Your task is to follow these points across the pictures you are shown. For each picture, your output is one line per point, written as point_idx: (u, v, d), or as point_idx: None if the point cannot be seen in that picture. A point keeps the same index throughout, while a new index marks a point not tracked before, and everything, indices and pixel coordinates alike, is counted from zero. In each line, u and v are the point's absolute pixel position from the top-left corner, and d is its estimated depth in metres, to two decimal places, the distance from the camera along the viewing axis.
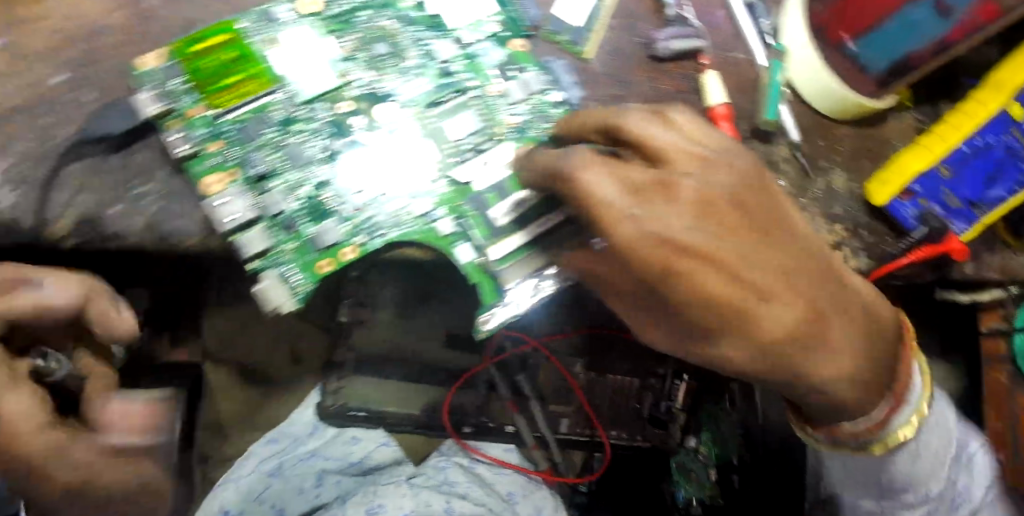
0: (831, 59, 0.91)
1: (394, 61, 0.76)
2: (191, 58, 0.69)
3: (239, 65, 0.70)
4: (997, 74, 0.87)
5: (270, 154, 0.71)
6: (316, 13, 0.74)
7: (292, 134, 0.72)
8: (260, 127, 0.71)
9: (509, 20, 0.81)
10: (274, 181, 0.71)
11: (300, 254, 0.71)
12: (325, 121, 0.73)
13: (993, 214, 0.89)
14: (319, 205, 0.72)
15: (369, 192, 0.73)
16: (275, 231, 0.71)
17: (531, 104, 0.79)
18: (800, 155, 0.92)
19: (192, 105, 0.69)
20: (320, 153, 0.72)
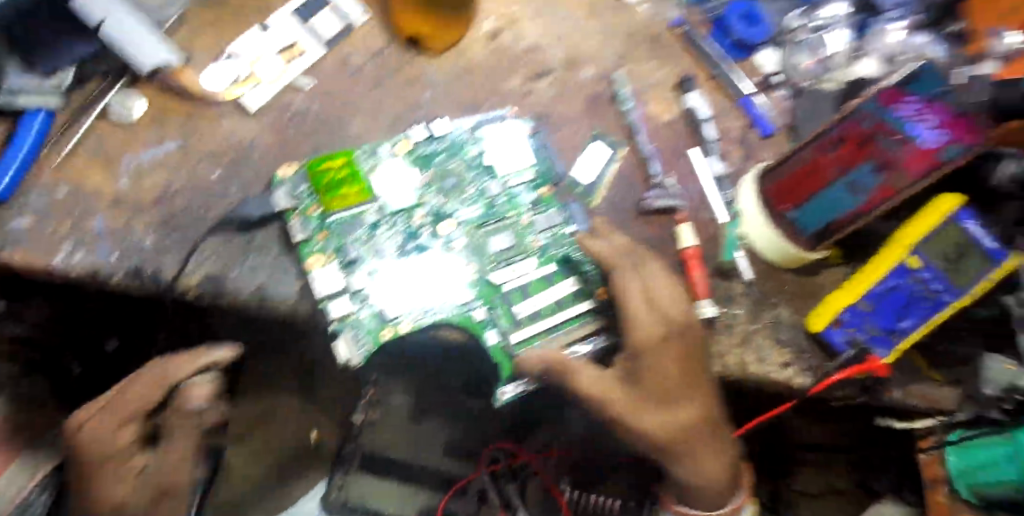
0: (775, 222, 1.18)
1: (456, 192, 1.03)
2: (316, 171, 0.95)
3: (348, 182, 0.95)
4: (900, 233, 1.13)
5: (360, 247, 0.95)
6: (405, 152, 1.02)
7: (377, 235, 0.96)
8: (356, 227, 0.95)
9: (542, 173, 1.08)
10: (358, 267, 0.94)
11: (368, 323, 0.92)
12: (401, 228, 0.98)
13: (905, 340, 1.14)
14: (390, 288, 0.94)
15: (427, 284, 0.96)
16: (353, 304, 0.92)
17: (551, 233, 1.05)
18: (753, 290, 1.20)
19: (311, 204, 0.94)
20: (395, 251, 0.96)
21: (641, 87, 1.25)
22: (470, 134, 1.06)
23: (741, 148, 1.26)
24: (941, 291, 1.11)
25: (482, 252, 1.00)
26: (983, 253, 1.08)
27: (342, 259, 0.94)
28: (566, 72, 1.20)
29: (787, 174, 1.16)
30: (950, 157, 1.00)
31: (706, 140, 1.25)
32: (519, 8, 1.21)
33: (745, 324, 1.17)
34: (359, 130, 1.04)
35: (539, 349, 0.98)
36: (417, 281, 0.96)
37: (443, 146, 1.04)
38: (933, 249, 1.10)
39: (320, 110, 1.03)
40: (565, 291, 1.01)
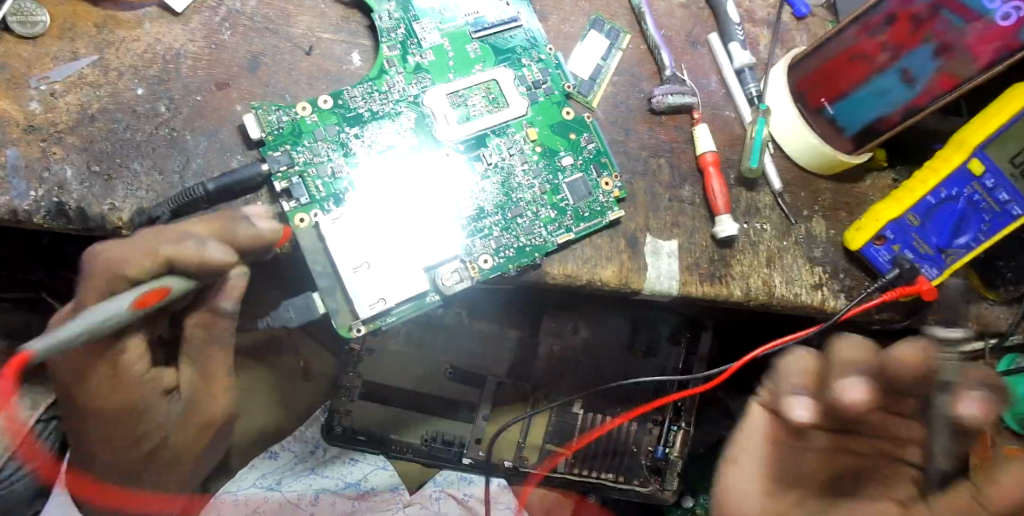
0: (811, 121, 1.03)
1: (444, 46, 0.86)
2: (328, 103, 0.81)
3: (371, 79, 0.83)
4: (963, 131, 0.95)
5: (332, 129, 0.81)
6: None
7: (356, 99, 0.82)
8: (341, 102, 0.82)
9: (553, 78, 0.89)
10: (323, 144, 0.81)
11: (319, 186, 0.79)
12: (375, 89, 0.83)
13: (960, 260, 0.98)
14: (365, 154, 0.81)
15: (428, 221, 0.80)
16: (298, 161, 0.79)
17: (544, 70, 0.89)
18: (782, 202, 1.00)
19: (285, 116, 0.80)
20: (371, 113, 0.82)
21: None
22: (458, 19, 0.88)
23: (768, 32, 1.09)
24: (1003, 202, 0.96)
25: (463, 70, 0.86)
26: None
27: (311, 142, 0.80)
28: None
29: (825, 60, 1.00)
30: None
31: (729, 23, 1.03)
32: None
33: (771, 242, 0.99)
34: (307, 28, 0.86)
35: (468, 248, 0.81)
36: (421, 230, 0.79)
37: (429, 58, 0.85)
38: (998, 151, 0.94)
39: (266, 11, 0.86)
40: (531, 134, 0.86)
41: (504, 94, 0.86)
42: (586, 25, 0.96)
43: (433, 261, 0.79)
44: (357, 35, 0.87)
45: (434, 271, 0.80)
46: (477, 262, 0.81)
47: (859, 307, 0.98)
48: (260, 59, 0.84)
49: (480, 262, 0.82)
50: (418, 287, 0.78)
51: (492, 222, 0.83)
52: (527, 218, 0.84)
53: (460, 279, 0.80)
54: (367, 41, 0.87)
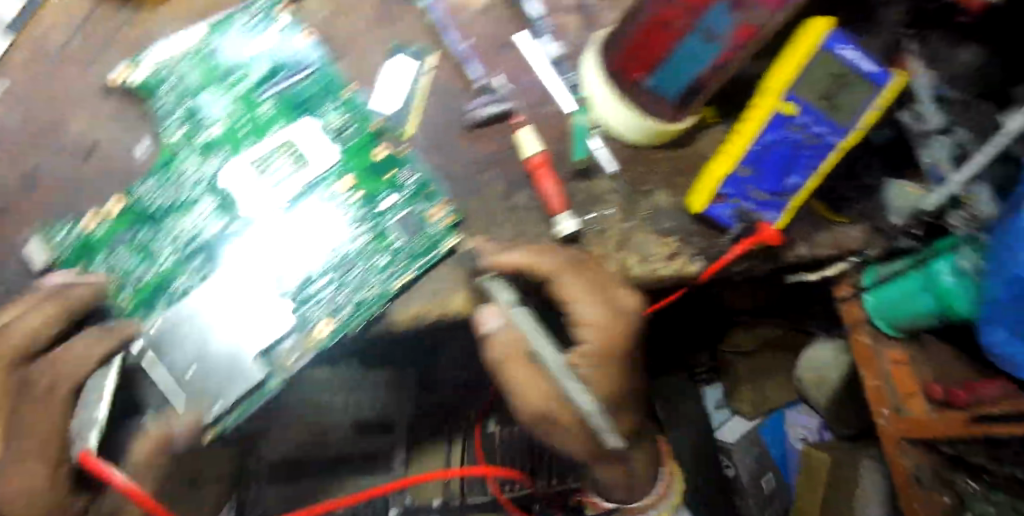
0: (636, 97, 0.99)
1: (233, 116, 0.83)
2: (117, 208, 0.79)
3: (158, 170, 0.81)
4: (770, 75, 0.96)
5: (129, 232, 0.79)
6: (144, 81, 0.82)
7: (147, 195, 0.80)
8: (133, 200, 0.80)
9: (357, 121, 0.87)
10: (123, 248, 0.79)
11: (128, 291, 0.78)
12: (163, 179, 0.80)
13: (796, 198, 1.03)
14: (173, 249, 0.79)
15: (252, 302, 0.76)
16: (99, 275, 0.78)
17: (346, 113, 0.87)
18: (621, 185, 1.04)
19: (72, 234, 0.79)
20: (168, 204, 0.79)
21: None
22: (241, 84, 0.84)
23: (575, 16, 1.09)
24: (822, 136, 0.98)
25: (258, 134, 0.83)
26: (864, 79, 0.94)
27: (106, 251, 0.79)
28: None
29: (632, 35, 0.96)
30: None
31: (533, 19, 1.05)
32: None
33: (618, 225, 1.02)
34: (86, 127, 0.83)
35: (303, 318, 0.79)
36: (241, 315, 0.75)
37: (218, 132, 0.82)
38: (806, 89, 0.96)
39: (40, 124, 0.83)
40: (346, 182, 0.84)
41: (305, 150, 0.84)
42: (387, 54, 0.92)
43: (264, 343, 0.76)
44: (140, 123, 0.84)
45: (272, 352, 0.77)
46: (315, 331, 0.79)
47: (716, 264, 1.02)
48: (46, 175, 0.81)
49: (318, 329, 0.79)
50: (256, 373, 0.75)
51: (322, 284, 0.81)
52: (359, 270, 0.82)
53: (303, 353, 0.78)
54: (152, 126, 0.83)
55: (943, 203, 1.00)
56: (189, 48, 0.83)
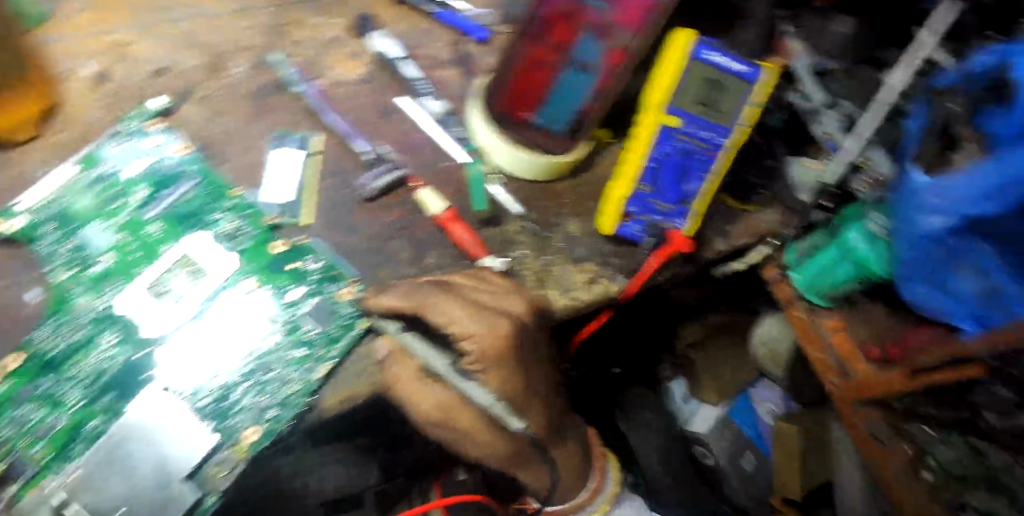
0: (519, 135, 1.05)
1: (125, 240, 0.82)
2: (14, 360, 0.73)
3: (56, 310, 0.77)
4: (648, 94, 1.01)
5: (32, 382, 0.73)
6: (21, 226, 0.80)
7: (47, 339, 0.75)
8: (32, 348, 0.75)
9: (251, 219, 0.87)
10: (25, 402, 0.72)
11: (32, 448, 0.70)
12: (62, 319, 0.76)
13: (699, 201, 1.06)
14: (80, 389, 0.74)
15: (169, 427, 0.72)
16: (1, 438, 0.71)
17: (240, 214, 0.87)
18: (531, 224, 1.04)
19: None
20: (69, 344, 0.75)
21: (311, 58, 1.05)
22: (125, 209, 0.84)
23: (456, 68, 1.11)
24: (707, 140, 1.04)
25: (154, 253, 0.82)
26: (738, 78, 1.00)
27: (7, 409, 0.72)
28: (211, 81, 0.99)
29: (507, 80, 1.04)
30: None
31: (411, 81, 1.07)
32: (127, 33, 1.01)
33: (535, 264, 1.01)
34: None
35: (231, 429, 0.76)
36: (162, 438, 0.72)
37: (109, 262, 0.80)
38: (682, 101, 1.01)
39: None
40: (253, 281, 0.83)
41: (203, 261, 0.82)
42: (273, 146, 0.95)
43: (191, 466, 0.72)
44: (25, 269, 0.81)
45: (202, 471, 0.73)
46: (245, 438, 0.76)
47: (638, 278, 1.04)
48: None
49: (247, 437, 0.76)
50: (186, 500, 0.71)
51: (245, 391, 0.77)
52: (278, 369, 0.79)
53: (234, 466, 0.75)
54: (35, 272, 0.80)
55: (843, 168, 1.07)
56: (65, 185, 0.84)
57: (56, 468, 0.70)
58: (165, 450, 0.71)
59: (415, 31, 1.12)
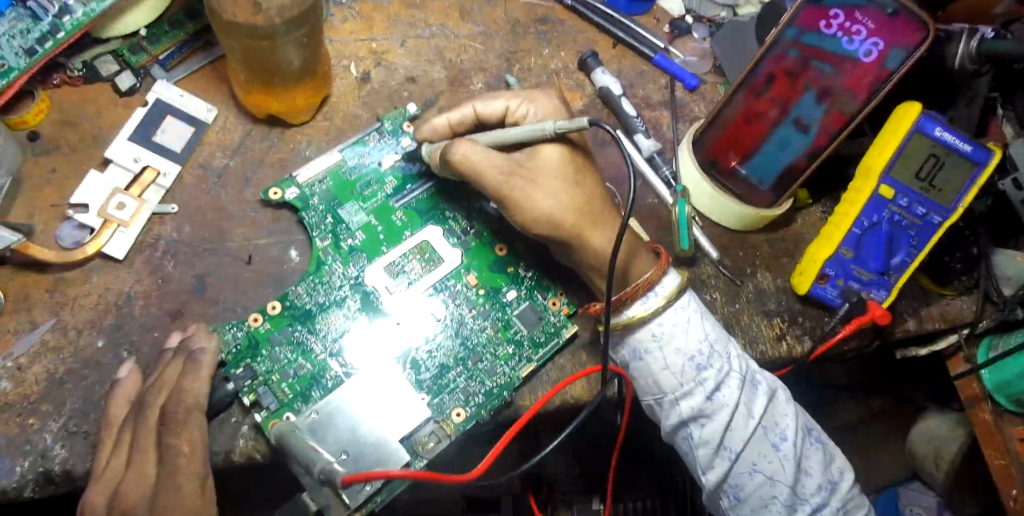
0: (729, 186, 1.07)
1: (372, 223, 0.93)
2: (277, 309, 0.86)
3: (313, 273, 0.89)
4: (865, 162, 1.02)
5: (286, 330, 0.85)
6: (292, 196, 0.93)
7: (304, 296, 0.87)
8: (292, 299, 0.87)
9: (478, 223, 0.95)
10: (280, 345, 0.85)
11: (283, 386, 0.83)
12: (315, 282, 0.88)
13: (903, 276, 1.01)
14: (326, 342, 0.86)
15: (394, 395, 0.82)
16: (260, 372, 0.83)
17: (468, 216, 0.95)
18: (724, 268, 1.07)
19: (240, 331, 0.85)
20: (320, 303, 0.87)
21: (539, 83, 1.14)
22: (378, 196, 0.94)
23: (668, 111, 1.18)
24: (923, 215, 1.01)
25: (393, 238, 0.92)
26: (963, 159, 0.98)
27: (265, 349, 0.84)
28: (454, 93, 1.09)
29: (723, 129, 1.06)
30: (895, 62, 0.91)
31: (629, 117, 1.12)
32: (384, 41, 1.10)
33: (725, 307, 1.05)
34: (243, 239, 0.93)
35: (441, 405, 0.85)
36: (386, 405, 0.81)
37: (360, 238, 0.92)
38: (900, 172, 1.00)
39: (199, 234, 0.93)
40: (472, 278, 0.91)
41: (436, 252, 0.91)
42: None
43: (407, 430, 0.82)
44: (292, 232, 0.95)
45: (413, 438, 0.82)
46: (452, 417, 0.84)
47: (825, 345, 1.01)
48: (206, 280, 0.90)
49: (454, 416, 0.85)
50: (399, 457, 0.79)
51: (456, 374, 0.87)
52: (487, 360, 0.88)
53: (439, 439, 0.83)
54: (301, 235, 0.94)
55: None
56: (329, 168, 0.94)
57: (300, 408, 0.82)
58: (386, 434, 0.80)
59: (635, 71, 1.19)
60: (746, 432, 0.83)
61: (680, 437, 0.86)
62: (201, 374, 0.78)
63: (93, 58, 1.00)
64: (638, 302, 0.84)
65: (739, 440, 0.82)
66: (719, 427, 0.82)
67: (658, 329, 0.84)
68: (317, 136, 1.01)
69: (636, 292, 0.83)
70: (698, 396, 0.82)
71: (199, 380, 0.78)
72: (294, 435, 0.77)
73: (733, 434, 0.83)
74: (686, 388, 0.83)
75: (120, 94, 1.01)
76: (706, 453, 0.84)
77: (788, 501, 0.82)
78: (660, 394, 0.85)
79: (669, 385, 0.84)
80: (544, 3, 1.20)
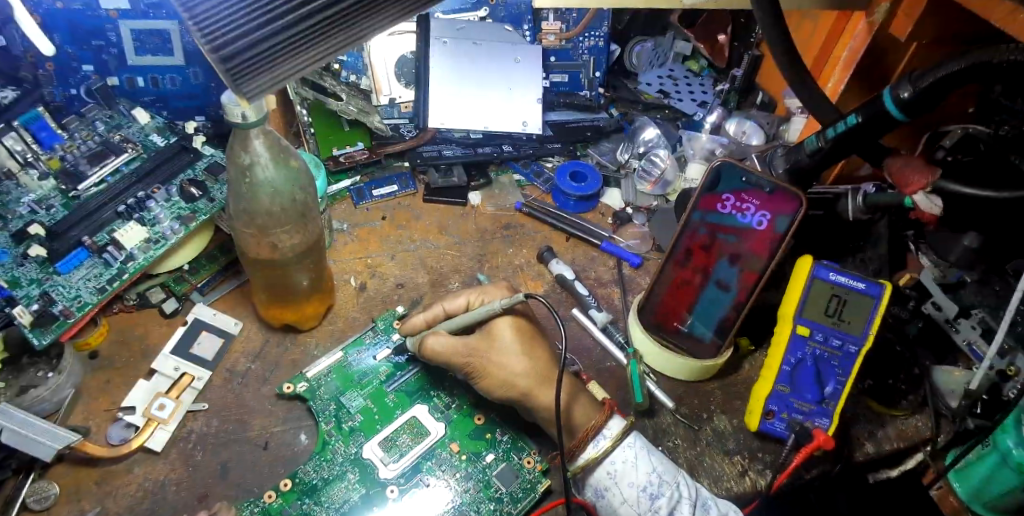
0: (675, 342, 1.26)
1: (369, 404, 1.09)
2: (288, 487, 0.99)
3: (320, 452, 1.04)
4: (782, 309, 1.21)
5: (296, 505, 0.98)
6: (304, 389, 1.11)
7: (312, 473, 1.01)
8: (303, 476, 1.01)
9: (460, 396, 1.11)
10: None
11: None
12: (321, 459, 1.03)
13: (837, 403, 1.15)
14: (329, 512, 0.98)
15: None
16: None
17: (451, 390, 1.12)
18: (682, 416, 1.22)
19: (256, 507, 0.97)
20: (325, 478, 1.01)
21: (506, 275, 1.40)
22: (374, 381, 1.12)
23: (618, 287, 1.41)
24: (841, 347, 1.17)
25: (388, 415, 1.08)
26: (860, 295, 1.17)
27: None
28: (436, 292, 1.35)
29: (662, 296, 1.27)
30: (784, 227, 1.14)
31: (582, 296, 1.34)
32: (377, 257, 1.39)
33: (687, 451, 1.18)
34: (261, 428, 1.10)
35: None
36: None
37: (358, 419, 1.08)
38: (812, 313, 1.18)
39: (224, 426, 1.10)
40: (456, 444, 1.06)
41: (423, 427, 1.07)
42: None
43: None
44: (302, 418, 1.12)
45: None
46: None
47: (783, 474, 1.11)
48: (228, 466, 1.06)
49: None
50: None
51: None
52: None
53: None
54: (310, 421, 1.12)
55: (988, 376, 1.16)
56: (333, 364, 1.14)
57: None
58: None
59: (586, 257, 1.45)
60: None
61: None
62: None
63: (146, 289, 1.26)
64: (590, 445, 0.99)
65: None
66: None
67: (612, 466, 0.98)
68: (325, 339, 1.24)
69: (584, 440, 0.98)
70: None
71: None
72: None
73: None
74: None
75: (165, 315, 1.27)
76: None
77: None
78: None
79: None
80: (506, 213, 1.51)
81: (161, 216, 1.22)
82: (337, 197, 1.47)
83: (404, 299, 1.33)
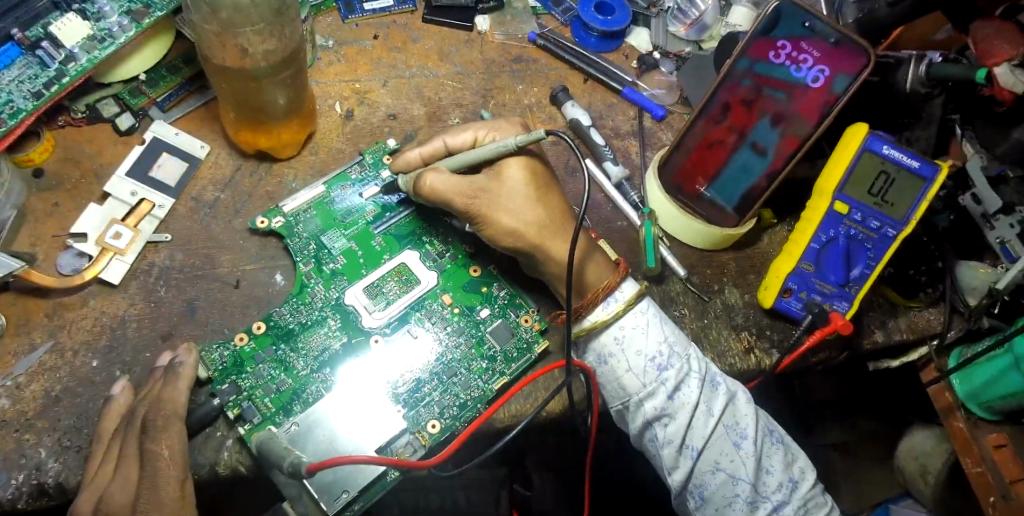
0: (696, 208, 1.13)
1: (353, 248, 0.98)
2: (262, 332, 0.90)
3: (297, 296, 0.94)
4: (820, 182, 1.08)
5: (269, 349, 0.90)
6: (279, 225, 0.99)
7: (287, 317, 0.92)
8: (278, 317, 0.92)
9: (453, 245, 1.00)
10: (262, 364, 0.89)
11: (264, 401, 0.87)
12: (298, 304, 0.93)
13: (862, 287, 1.05)
14: (306, 360, 0.90)
15: (371, 409, 0.86)
16: (244, 388, 0.87)
17: (444, 240, 1.00)
18: (693, 286, 1.13)
19: (225, 350, 0.89)
20: (302, 324, 0.92)
21: (513, 117, 1.23)
22: (361, 221, 1.00)
23: (636, 141, 1.25)
24: (878, 229, 1.06)
25: (373, 261, 0.98)
26: (911, 174, 1.04)
27: (249, 367, 0.89)
28: (433, 128, 1.18)
29: (687, 154, 1.12)
30: (840, 89, 0.99)
31: (597, 146, 1.19)
32: (367, 82, 1.20)
33: (692, 323, 1.11)
34: (232, 265, 0.99)
35: (416, 417, 0.89)
36: (360, 420, 0.84)
37: (340, 262, 0.97)
38: (853, 190, 1.06)
39: (191, 261, 0.99)
40: (447, 296, 0.96)
41: (413, 275, 0.96)
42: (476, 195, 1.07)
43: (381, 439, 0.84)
44: (276, 257, 1.01)
45: (389, 448, 0.86)
46: (426, 428, 0.88)
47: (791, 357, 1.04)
48: (196, 303, 0.96)
49: (429, 427, 0.88)
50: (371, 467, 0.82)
51: (430, 387, 0.91)
52: (461, 374, 0.92)
53: (415, 451, 0.86)
54: (286, 260, 1.01)
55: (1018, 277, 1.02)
56: (314, 199, 1.01)
57: (281, 422, 0.85)
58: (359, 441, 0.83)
59: (605, 105, 1.27)
60: (706, 429, 0.87)
61: (648, 440, 0.91)
62: (180, 386, 0.82)
63: (96, 100, 1.07)
64: (600, 306, 0.92)
65: (699, 437, 0.87)
66: (680, 426, 0.87)
67: (620, 332, 0.91)
68: (304, 171, 1.09)
69: (593, 301, 0.90)
70: (659, 395, 0.88)
71: (181, 392, 0.82)
72: (272, 442, 0.80)
73: (694, 433, 0.88)
74: (648, 387, 0.89)
75: (120, 133, 1.08)
76: (671, 453, 0.88)
77: (749, 498, 0.85)
78: (629, 397, 0.90)
79: (633, 387, 0.90)
80: (518, 43, 1.29)
81: (107, 9, 0.99)
82: (321, 8, 1.23)
83: (396, 133, 1.16)
